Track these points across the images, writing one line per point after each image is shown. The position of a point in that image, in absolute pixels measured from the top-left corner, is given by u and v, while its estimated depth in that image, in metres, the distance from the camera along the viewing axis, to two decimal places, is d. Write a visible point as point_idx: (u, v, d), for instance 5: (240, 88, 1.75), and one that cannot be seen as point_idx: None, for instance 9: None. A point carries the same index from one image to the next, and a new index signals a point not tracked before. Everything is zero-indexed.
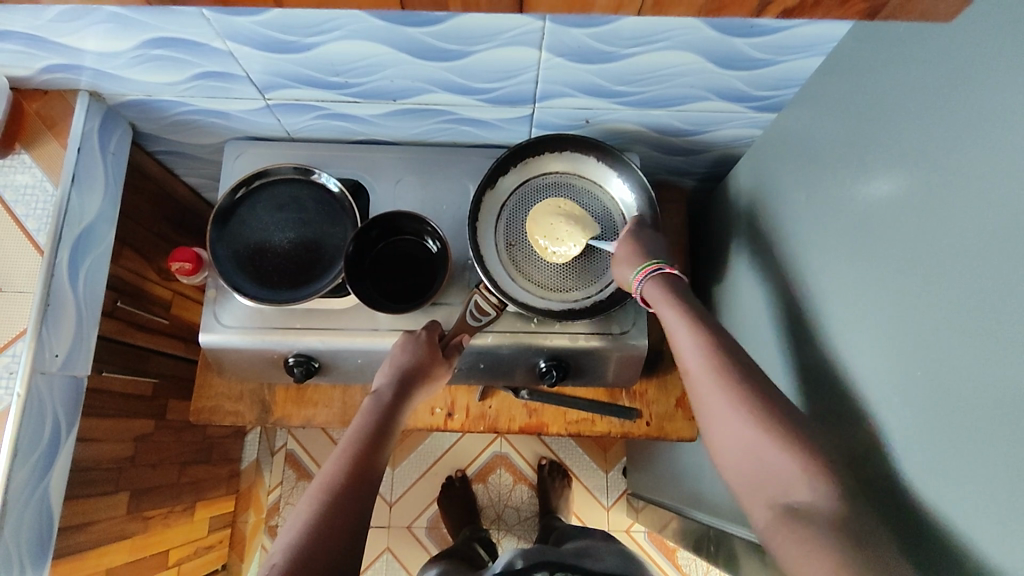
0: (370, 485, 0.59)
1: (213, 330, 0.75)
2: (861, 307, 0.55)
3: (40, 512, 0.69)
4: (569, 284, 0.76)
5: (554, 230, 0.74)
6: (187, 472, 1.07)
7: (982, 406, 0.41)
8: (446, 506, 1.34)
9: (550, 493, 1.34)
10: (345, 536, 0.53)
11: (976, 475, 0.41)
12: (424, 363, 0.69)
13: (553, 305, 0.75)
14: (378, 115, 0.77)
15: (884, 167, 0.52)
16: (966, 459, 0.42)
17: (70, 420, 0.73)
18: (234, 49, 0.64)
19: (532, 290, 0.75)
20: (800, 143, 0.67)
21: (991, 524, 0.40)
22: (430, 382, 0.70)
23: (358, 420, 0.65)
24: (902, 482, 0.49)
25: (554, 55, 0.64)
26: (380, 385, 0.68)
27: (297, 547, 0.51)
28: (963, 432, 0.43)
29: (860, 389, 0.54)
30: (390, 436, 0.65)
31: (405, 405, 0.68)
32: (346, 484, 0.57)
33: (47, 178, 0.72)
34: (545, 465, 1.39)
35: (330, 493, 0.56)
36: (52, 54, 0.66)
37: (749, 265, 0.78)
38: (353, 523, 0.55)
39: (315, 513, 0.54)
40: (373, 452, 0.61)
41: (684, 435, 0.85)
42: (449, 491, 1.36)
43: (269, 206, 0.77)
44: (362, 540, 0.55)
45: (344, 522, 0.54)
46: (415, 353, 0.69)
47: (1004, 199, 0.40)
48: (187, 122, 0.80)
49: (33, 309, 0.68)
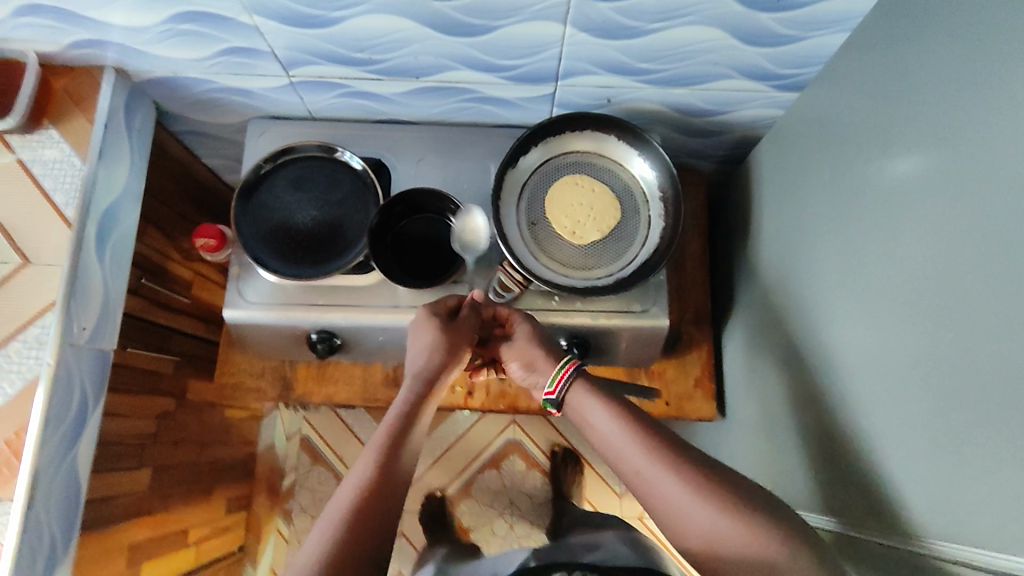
0: (400, 486, 0.59)
1: (237, 305, 0.76)
2: (885, 278, 0.55)
3: (67, 482, 0.70)
4: (585, 262, 0.76)
5: (575, 214, 0.77)
6: (206, 452, 1.08)
7: (1003, 370, 0.41)
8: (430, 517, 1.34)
9: (563, 483, 1.37)
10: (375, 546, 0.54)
11: (997, 440, 0.42)
12: (447, 355, 0.69)
13: (571, 281, 0.75)
14: (400, 94, 0.78)
15: (909, 139, 0.52)
16: (988, 423, 0.42)
17: (97, 393, 0.74)
18: (260, 24, 0.65)
19: (550, 267, 0.75)
20: (822, 119, 0.67)
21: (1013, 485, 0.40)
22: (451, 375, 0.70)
23: (388, 412, 0.64)
24: (920, 454, 0.49)
25: (577, 31, 0.64)
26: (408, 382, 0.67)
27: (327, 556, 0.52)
28: (986, 401, 0.43)
29: (883, 361, 0.54)
30: (420, 431, 0.64)
31: (433, 399, 0.67)
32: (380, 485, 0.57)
33: (75, 153, 0.72)
34: (558, 453, 1.41)
35: (361, 497, 0.56)
36: (80, 28, 0.67)
37: (770, 245, 0.78)
38: (381, 531, 0.55)
39: (347, 517, 0.54)
40: (406, 450, 0.61)
41: (703, 415, 0.86)
42: (431, 504, 1.36)
43: (293, 183, 0.77)
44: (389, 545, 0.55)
45: (375, 530, 0.55)
46: (442, 340, 0.68)
47: None
48: (210, 100, 0.81)
49: (61, 281, 0.69)
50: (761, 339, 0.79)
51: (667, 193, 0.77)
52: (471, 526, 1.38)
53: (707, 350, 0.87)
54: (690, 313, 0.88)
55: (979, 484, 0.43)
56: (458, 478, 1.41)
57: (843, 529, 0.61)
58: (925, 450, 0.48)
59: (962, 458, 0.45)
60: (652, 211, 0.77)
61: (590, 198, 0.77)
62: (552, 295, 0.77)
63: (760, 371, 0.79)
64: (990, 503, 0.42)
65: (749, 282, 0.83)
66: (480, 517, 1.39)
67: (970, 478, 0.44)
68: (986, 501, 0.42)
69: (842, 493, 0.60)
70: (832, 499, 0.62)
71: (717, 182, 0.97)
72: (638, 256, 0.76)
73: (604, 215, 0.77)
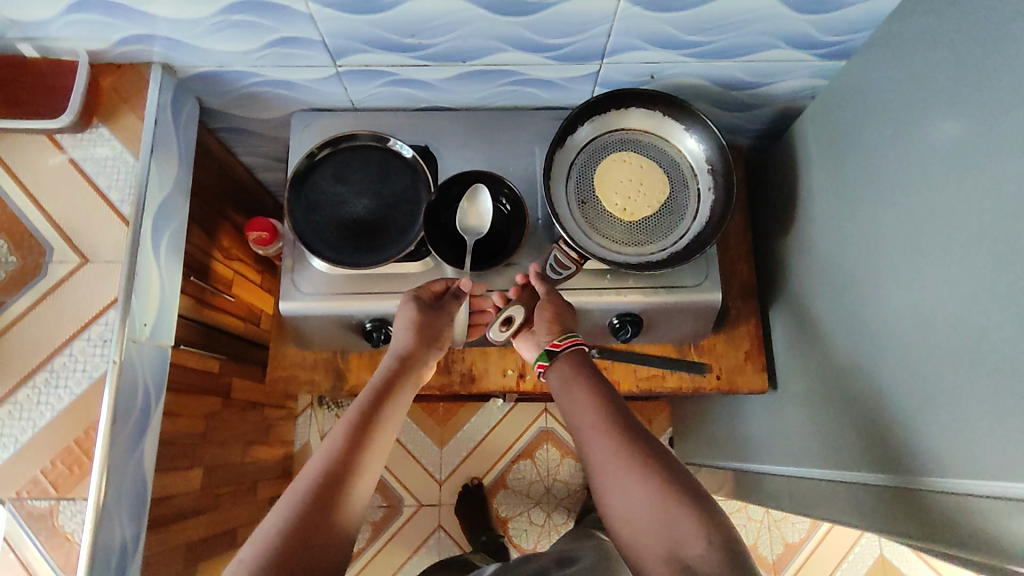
0: (367, 464, 0.60)
1: (292, 296, 0.76)
2: (948, 233, 0.55)
3: (135, 479, 0.70)
4: (637, 237, 0.76)
5: (625, 190, 0.78)
6: (250, 452, 1.08)
7: None
8: (465, 514, 1.34)
9: None
10: (337, 520, 0.56)
11: None
12: (422, 341, 0.71)
13: (624, 256, 0.75)
14: (445, 80, 0.78)
15: (973, 93, 0.53)
16: None
17: (158, 389, 0.74)
18: (314, 11, 0.65)
19: (603, 241, 0.76)
20: (872, 84, 0.67)
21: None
22: (425, 363, 0.72)
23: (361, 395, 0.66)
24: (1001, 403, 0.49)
25: (630, 5, 0.65)
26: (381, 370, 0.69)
27: (286, 526, 0.53)
28: None
29: (952, 314, 0.55)
30: (394, 413, 0.66)
31: (408, 384, 0.69)
32: (347, 461, 0.59)
33: (127, 150, 0.72)
34: None
35: (327, 471, 0.58)
36: (130, 23, 0.67)
37: (816, 214, 0.78)
38: (342, 504, 0.57)
39: (310, 490, 0.56)
40: (376, 430, 0.63)
41: (755, 386, 0.86)
42: (466, 497, 1.36)
43: (344, 172, 0.78)
44: (351, 521, 0.57)
45: (337, 504, 0.56)
46: (421, 324, 0.70)
47: None
48: (254, 95, 0.81)
49: (122, 277, 0.69)
50: (811, 308, 0.80)
51: (717, 165, 0.77)
52: (507, 516, 1.38)
53: (755, 323, 0.88)
54: (736, 287, 0.89)
55: None
56: (493, 469, 1.41)
57: (906, 484, 0.61)
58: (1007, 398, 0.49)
59: None
60: (700, 184, 0.78)
61: (641, 175, 0.78)
62: (609, 276, 0.77)
63: (811, 340, 0.80)
64: None
65: (795, 253, 0.84)
66: (516, 507, 1.39)
67: None
68: None
69: (909, 450, 0.60)
70: (895, 457, 0.63)
71: (753, 158, 0.97)
72: (689, 230, 0.76)
73: (655, 192, 0.77)
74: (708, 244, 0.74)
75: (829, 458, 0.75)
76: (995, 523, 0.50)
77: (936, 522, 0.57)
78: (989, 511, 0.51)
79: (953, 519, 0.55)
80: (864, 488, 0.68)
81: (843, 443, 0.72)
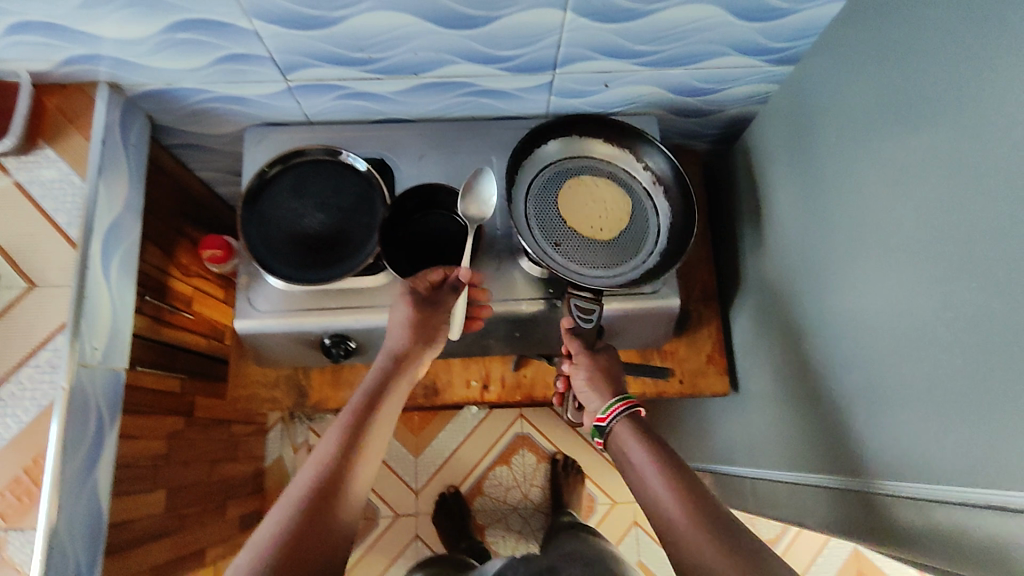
0: (360, 466, 0.64)
1: (248, 315, 0.75)
2: (889, 237, 0.56)
3: (89, 506, 0.69)
4: (627, 257, 0.77)
5: (594, 212, 0.77)
6: (217, 470, 1.07)
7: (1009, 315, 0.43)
8: (441, 524, 1.33)
9: (563, 489, 1.34)
10: (336, 519, 0.59)
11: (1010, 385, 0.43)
12: (416, 341, 0.72)
13: (634, 276, 0.75)
14: (398, 92, 0.78)
15: (909, 99, 0.53)
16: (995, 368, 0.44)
17: (112, 413, 0.73)
18: (259, 28, 0.64)
19: (607, 275, 0.75)
20: (816, 89, 0.68)
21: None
22: (422, 360, 0.73)
23: (357, 396, 0.69)
24: (940, 407, 0.50)
25: (578, 16, 0.65)
26: (377, 368, 0.71)
27: (288, 529, 0.56)
28: (994, 346, 0.44)
29: (896, 317, 0.55)
30: (386, 417, 0.69)
31: (400, 386, 0.71)
32: (342, 465, 0.62)
33: (74, 172, 0.71)
34: (559, 461, 1.39)
35: (324, 474, 0.61)
36: (72, 43, 0.66)
37: (771, 218, 0.79)
38: (339, 506, 0.60)
39: (308, 493, 0.59)
40: (369, 435, 0.66)
41: (717, 390, 0.87)
42: (442, 506, 1.35)
43: (298, 188, 0.77)
44: (348, 520, 0.61)
45: (336, 503, 0.60)
46: (416, 324, 0.71)
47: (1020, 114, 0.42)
48: (206, 111, 0.80)
49: (70, 302, 0.68)
50: (768, 310, 0.81)
51: (671, 186, 0.78)
52: (485, 523, 1.37)
53: (717, 326, 0.89)
54: (697, 291, 0.90)
55: (992, 428, 0.45)
56: (469, 477, 1.40)
57: (860, 487, 0.61)
58: (945, 402, 0.49)
59: (980, 405, 0.46)
60: (655, 202, 0.79)
61: (598, 197, 0.78)
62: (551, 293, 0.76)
63: (769, 342, 0.81)
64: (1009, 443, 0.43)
65: (753, 256, 0.84)
66: (493, 514, 1.38)
67: (989, 422, 0.45)
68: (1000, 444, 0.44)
69: (862, 452, 0.61)
70: (850, 459, 0.63)
71: (713, 162, 0.98)
72: (655, 249, 0.77)
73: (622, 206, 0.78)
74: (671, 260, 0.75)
75: (789, 460, 0.76)
76: (944, 524, 0.51)
77: (889, 523, 0.58)
78: (935, 513, 0.52)
79: (905, 520, 0.56)
80: (821, 490, 0.69)
81: (803, 444, 0.73)
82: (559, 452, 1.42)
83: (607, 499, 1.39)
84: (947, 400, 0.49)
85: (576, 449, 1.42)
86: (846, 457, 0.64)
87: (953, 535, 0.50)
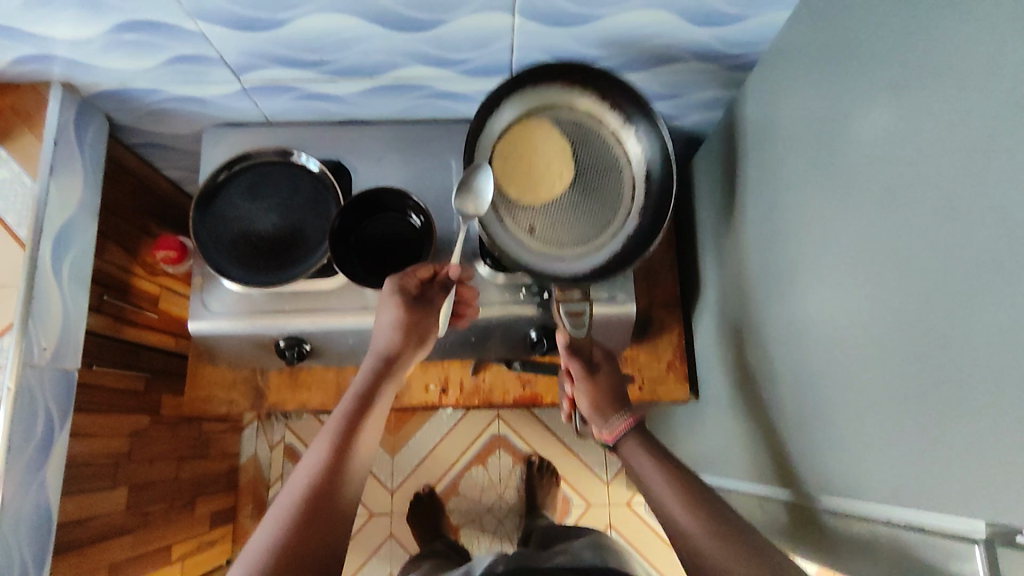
0: (354, 469, 0.61)
1: (202, 317, 0.75)
2: (836, 247, 0.55)
3: (36, 507, 0.69)
4: (605, 221, 0.69)
5: (541, 162, 0.68)
6: (184, 468, 1.07)
7: (948, 336, 0.41)
8: (416, 522, 1.32)
9: (536, 489, 1.35)
10: (333, 529, 0.56)
11: (944, 407, 0.42)
12: (408, 342, 0.69)
13: (612, 253, 0.68)
14: (355, 94, 0.77)
15: (853, 110, 0.52)
16: (935, 389, 0.43)
17: (63, 413, 0.74)
18: (205, 29, 0.64)
19: (582, 255, 0.68)
20: (770, 96, 0.67)
21: (962, 445, 0.40)
22: (409, 363, 0.70)
23: (343, 402, 0.65)
24: (876, 424, 0.49)
25: (527, 20, 0.64)
26: (365, 372, 0.67)
27: (282, 542, 0.53)
28: (932, 368, 0.43)
29: (840, 330, 0.54)
30: (376, 420, 0.66)
31: (391, 387, 0.68)
32: (334, 471, 0.59)
33: (25, 172, 0.71)
34: (534, 462, 1.39)
35: (313, 486, 0.57)
36: (22, 44, 0.65)
37: (729, 225, 0.78)
38: (335, 519, 0.57)
39: (301, 502, 0.56)
40: (361, 437, 0.63)
41: (676, 397, 0.86)
42: (418, 506, 1.35)
43: (251, 190, 0.77)
44: (345, 529, 0.58)
45: (330, 517, 0.56)
46: (408, 324, 0.68)
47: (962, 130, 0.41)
48: (163, 111, 0.79)
49: (17, 303, 0.68)
50: (728, 317, 0.80)
51: (654, 154, 0.68)
52: (460, 523, 1.37)
53: (678, 332, 0.88)
54: (660, 297, 0.89)
55: (926, 450, 0.44)
56: (445, 476, 1.40)
57: (804, 500, 0.61)
58: (881, 419, 0.49)
59: (913, 423, 0.45)
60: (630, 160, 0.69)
61: (524, 154, 0.68)
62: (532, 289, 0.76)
63: (728, 349, 0.80)
64: (941, 464, 0.42)
65: (715, 262, 0.84)
66: (469, 514, 1.38)
67: (922, 441, 0.44)
68: (937, 466, 0.43)
69: (808, 466, 0.60)
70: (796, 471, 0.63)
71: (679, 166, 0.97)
72: (634, 207, 0.69)
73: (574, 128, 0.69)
74: (652, 232, 0.67)
75: (743, 469, 0.75)
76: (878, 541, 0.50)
77: (827, 538, 0.58)
78: (860, 525, 0.52)
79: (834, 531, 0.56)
80: (768, 500, 0.69)
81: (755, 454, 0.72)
82: (534, 452, 1.42)
83: (582, 501, 1.39)
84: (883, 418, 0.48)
85: (552, 449, 1.42)
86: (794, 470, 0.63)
87: (874, 546, 0.51)
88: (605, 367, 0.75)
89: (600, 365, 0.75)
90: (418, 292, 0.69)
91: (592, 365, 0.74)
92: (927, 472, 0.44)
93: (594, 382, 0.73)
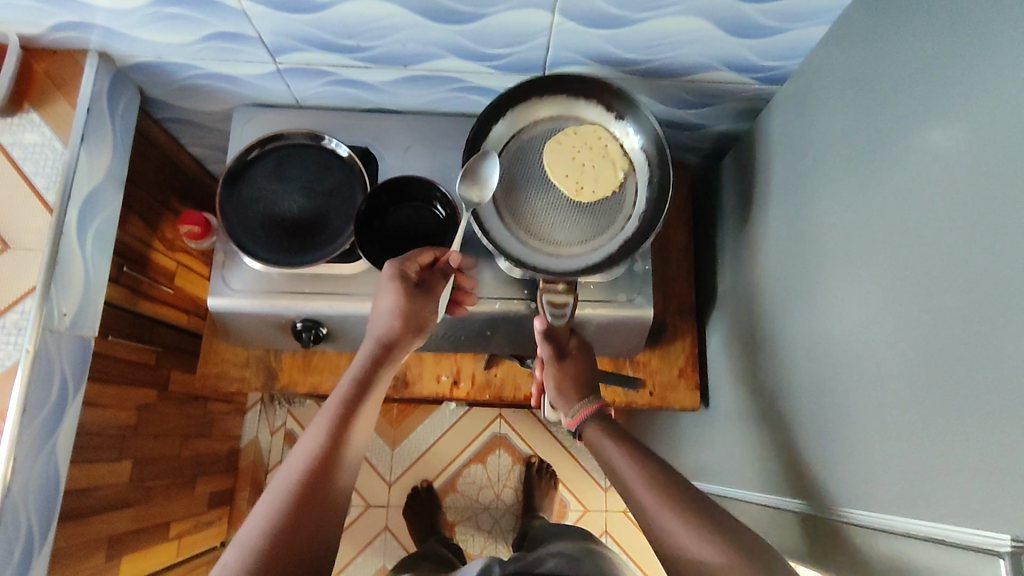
0: (348, 457, 0.61)
1: (221, 293, 0.75)
2: (862, 261, 0.55)
3: (45, 471, 0.69)
4: (606, 222, 0.72)
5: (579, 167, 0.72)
6: (187, 445, 1.06)
7: (974, 354, 0.42)
8: (412, 517, 1.33)
9: (534, 491, 1.34)
10: (327, 518, 0.56)
11: (967, 423, 0.42)
12: (406, 330, 0.69)
13: (608, 250, 0.71)
14: (387, 82, 0.78)
15: (885, 127, 0.53)
16: (958, 407, 0.43)
17: (77, 380, 0.74)
18: (247, 8, 0.64)
19: (581, 254, 0.72)
20: (800, 111, 0.68)
21: (986, 461, 0.40)
22: (407, 352, 0.70)
23: (339, 386, 0.65)
24: (897, 438, 0.49)
25: (566, 19, 0.65)
26: (360, 358, 0.67)
27: (273, 528, 0.53)
28: (957, 384, 0.43)
29: (863, 344, 0.55)
30: (371, 407, 0.66)
31: (386, 375, 0.68)
32: (329, 460, 0.58)
33: (56, 137, 0.72)
34: (534, 464, 1.39)
35: (304, 473, 0.57)
36: (64, 11, 0.65)
37: (751, 236, 0.78)
38: (328, 510, 0.56)
39: (295, 487, 0.55)
40: (358, 423, 0.63)
41: (686, 404, 0.87)
42: (415, 500, 1.35)
43: (278, 171, 0.77)
44: (337, 522, 0.57)
45: (324, 507, 0.56)
46: (407, 311, 0.68)
47: (996, 151, 0.41)
48: (195, 87, 0.80)
49: (41, 266, 0.68)
50: (742, 325, 0.80)
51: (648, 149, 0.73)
52: (456, 520, 1.37)
53: (691, 340, 0.89)
54: (675, 304, 0.89)
55: (949, 463, 0.44)
56: (444, 471, 1.40)
57: (818, 510, 0.61)
58: (903, 433, 0.49)
59: (937, 439, 0.45)
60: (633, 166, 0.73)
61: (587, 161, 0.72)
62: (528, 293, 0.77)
63: (741, 358, 0.80)
64: (964, 478, 0.42)
65: (732, 272, 0.84)
66: (465, 511, 1.38)
67: (944, 455, 0.44)
68: (961, 481, 0.43)
69: (822, 477, 0.60)
70: (809, 482, 0.63)
71: (702, 177, 0.98)
72: (634, 212, 0.72)
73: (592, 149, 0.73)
74: (650, 234, 0.70)
75: (753, 479, 0.75)
76: (894, 555, 0.50)
77: (840, 550, 0.57)
78: (875, 540, 0.52)
79: (847, 544, 0.56)
80: (778, 511, 0.68)
81: (764, 465, 0.72)
82: (534, 454, 1.42)
83: (580, 506, 1.39)
84: (903, 433, 0.49)
85: (552, 452, 1.42)
86: (807, 479, 0.63)
87: (891, 561, 0.50)
88: (575, 354, 0.76)
89: (571, 351, 0.76)
90: (417, 280, 0.70)
91: (563, 350, 0.76)
92: (947, 488, 0.44)
93: (561, 367, 0.75)
